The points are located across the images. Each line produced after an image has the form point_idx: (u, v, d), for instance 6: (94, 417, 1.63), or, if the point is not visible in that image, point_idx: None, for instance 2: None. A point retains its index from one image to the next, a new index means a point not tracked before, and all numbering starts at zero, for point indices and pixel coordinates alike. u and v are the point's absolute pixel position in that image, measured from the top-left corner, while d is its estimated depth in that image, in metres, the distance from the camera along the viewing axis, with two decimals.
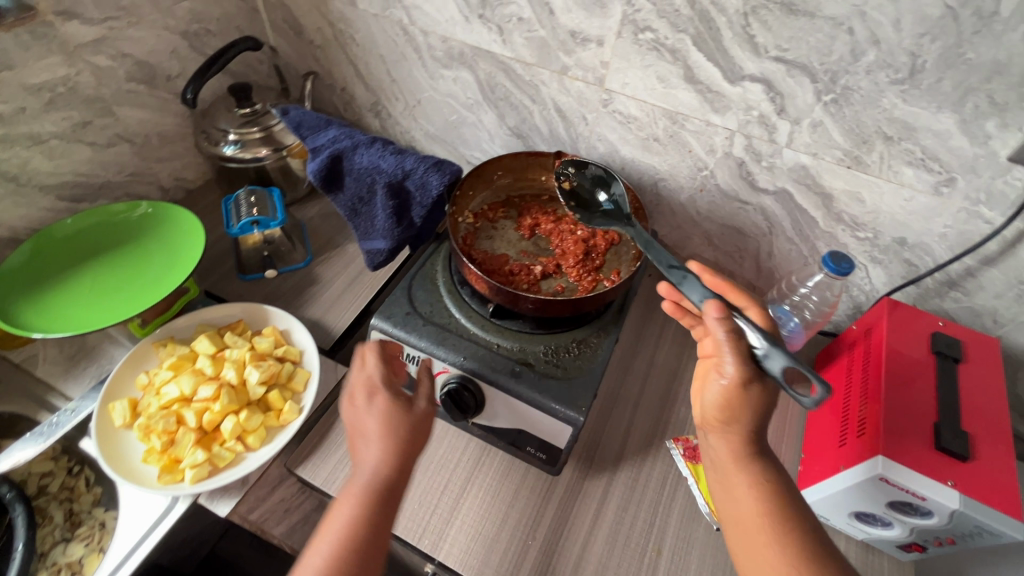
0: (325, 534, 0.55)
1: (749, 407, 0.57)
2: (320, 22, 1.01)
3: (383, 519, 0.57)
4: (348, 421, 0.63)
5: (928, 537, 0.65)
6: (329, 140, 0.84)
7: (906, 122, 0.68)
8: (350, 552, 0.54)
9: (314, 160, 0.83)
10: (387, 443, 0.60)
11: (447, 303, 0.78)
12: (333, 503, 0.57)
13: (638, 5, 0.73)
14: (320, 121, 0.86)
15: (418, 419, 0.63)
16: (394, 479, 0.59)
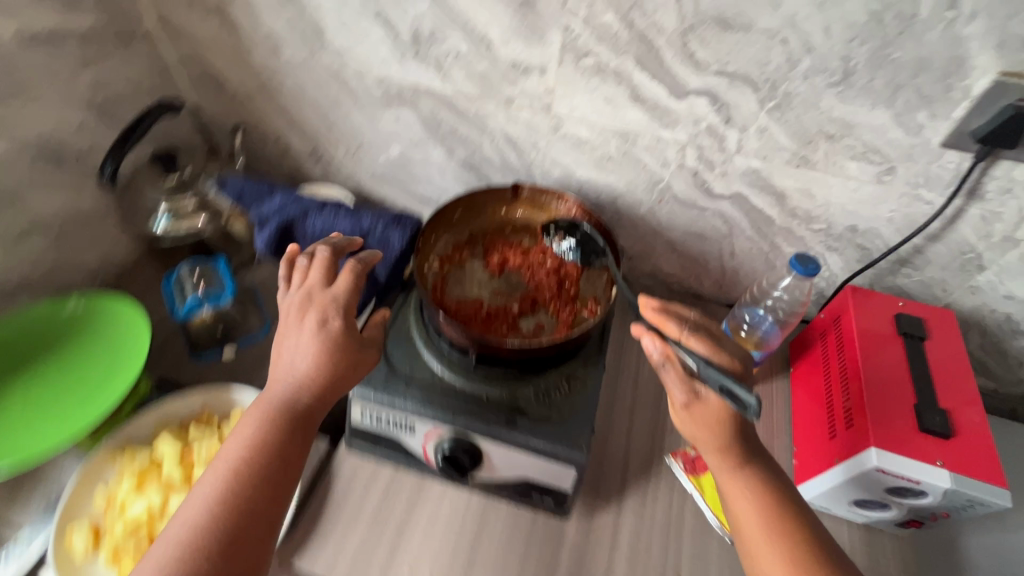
0: (241, 429, 0.62)
1: (710, 423, 0.63)
2: (242, 74, 0.94)
3: (286, 436, 0.62)
4: (282, 313, 0.68)
5: (924, 514, 0.68)
6: (276, 209, 0.86)
7: (846, 120, 0.70)
8: (249, 462, 0.59)
9: (264, 230, 0.85)
10: (310, 360, 0.64)
11: (426, 359, 0.75)
12: (249, 407, 0.63)
13: (576, 32, 0.72)
14: (264, 192, 0.90)
15: (345, 343, 0.66)
16: (307, 397, 0.63)
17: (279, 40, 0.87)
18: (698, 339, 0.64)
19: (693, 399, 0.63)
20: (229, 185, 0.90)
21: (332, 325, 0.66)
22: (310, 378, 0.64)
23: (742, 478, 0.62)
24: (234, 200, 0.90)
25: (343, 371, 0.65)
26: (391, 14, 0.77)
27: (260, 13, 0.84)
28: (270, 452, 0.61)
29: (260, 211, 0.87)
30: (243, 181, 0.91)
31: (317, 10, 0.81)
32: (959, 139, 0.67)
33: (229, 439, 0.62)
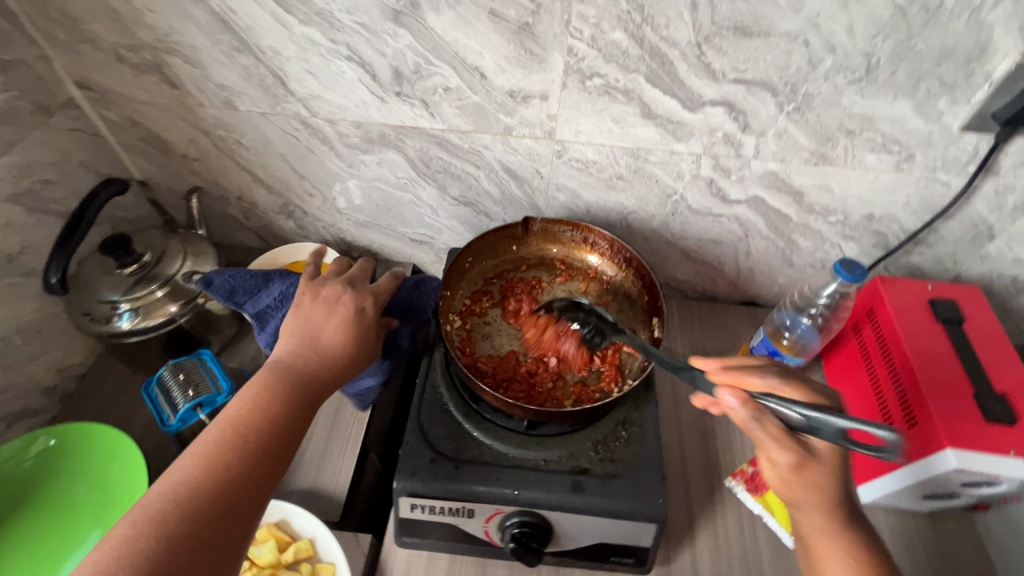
0: (249, 389, 0.58)
1: (814, 483, 0.55)
2: (191, 133, 0.82)
3: (299, 412, 0.58)
4: (305, 292, 0.68)
5: (993, 499, 0.68)
6: (275, 301, 0.72)
7: (867, 115, 0.68)
8: (259, 422, 0.55)
9: (269, 333, 0.71)
10: (336, 336, 0.64)
11: (471, 431, 0.70)
12: (259, 370, 0.60)
13: (581, 54, 0.65)
14: (257, 281, 0.73)
15: (371, 330, 0.67)
16: (325, 375, 0.62)
17: (233, 92, 0.75)
18: (787, 387, 0.56)
19: (797, 459, 0.54)
20: (216, 282, 0.71)
21: (364, 307, 0.68)
22: (332, 358, 0.63)
23: (846, 549, 0.56)
24: (221, 296, 0.72)
25: (362, 353, 0.65)
26: (366, 53, 0.68)
27: (207, 66, 0.73)
28: (282, 426, 0.56)
29: (257, 308, 0.71)
30: (229, 273, 0.72)
31: (277, 56, 0.70)
32: (980, 122, 0.66)
33: (235, 398, 0.57)
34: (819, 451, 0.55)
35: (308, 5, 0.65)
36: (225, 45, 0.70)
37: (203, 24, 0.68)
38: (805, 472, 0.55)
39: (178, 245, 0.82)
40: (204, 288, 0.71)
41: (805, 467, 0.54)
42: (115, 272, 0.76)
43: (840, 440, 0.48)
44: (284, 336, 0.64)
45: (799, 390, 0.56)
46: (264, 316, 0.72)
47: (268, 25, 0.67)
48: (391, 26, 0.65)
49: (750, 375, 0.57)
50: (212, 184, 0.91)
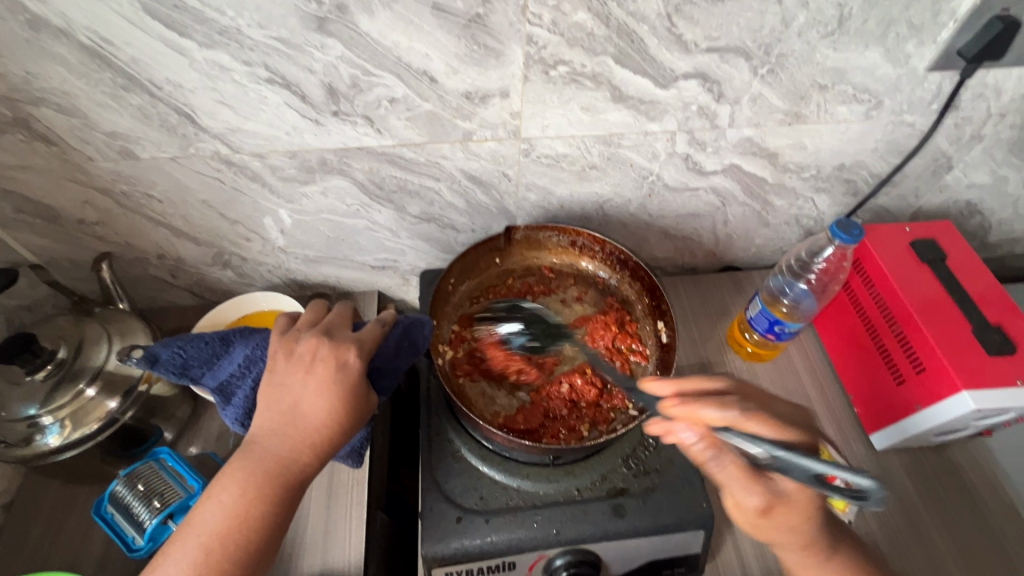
0: (219, 490, 0.50)
1: (795, 520, 0.51)
2: (85, 194, 0.68)
3: (277, 511, 0.50)
4: (278, 352, 0.55)
5: (997, 425, 0.70)
6: (240, 369, 0.58)
7: (838, 68, 0.66)
8: (229, 535, 0.48)
9: (234, 408, 0.57)
10: (317, 410, 0.52)
11: (492, 475, 0.64)
12: (228, 464, 0.50)
13: (541, 42, 0.58)
14: (215, 347, 0.59)
15: (359, 388, 0.54)
16: (307, 460, 0.51)
17: (131, 139, 0.62)
18: (756, 422, 0.48)
19: (767, 497, 0.50)
20: (163, 358, 0.57)
21: (347, 363, 0.54)
22: (313, 438, 0.52)
23: (830, 572, 0.54)
24: (172, 373, 0.58)
25: (349, 419, 0.53)
26: (291, 72, 0.58)
27: (91, 113, 0.59)
28: (258, 533, 0.49)
29: (219, 380, 0.58)
30: (178, 343, 0.58)
31: (179, 89, 0.58)
32: (946, 60, 0.66)
33: (204, 501, 0.49)
34: (789, 493, 0.50)
35: (208, 24, 0.53)
36: (108, 84, 0.57)
37: (76, 63, 0.55)
38: (775, 511, 0.51)
39: (97, 327, 0.69)
40: (150, 367, 0.57)
41: (771, 507, 0.50)
42: (25, 380, 0.63)
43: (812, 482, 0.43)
44: (259, 411, 0.53)
45: (767, 424, 0.48)
46: (228, 387, 0.58)
47: (162, 55, 0.55)
48: (318, 37, 0.55)
49: (705, 409, 0.48)
50: (123, 247, 0.76)
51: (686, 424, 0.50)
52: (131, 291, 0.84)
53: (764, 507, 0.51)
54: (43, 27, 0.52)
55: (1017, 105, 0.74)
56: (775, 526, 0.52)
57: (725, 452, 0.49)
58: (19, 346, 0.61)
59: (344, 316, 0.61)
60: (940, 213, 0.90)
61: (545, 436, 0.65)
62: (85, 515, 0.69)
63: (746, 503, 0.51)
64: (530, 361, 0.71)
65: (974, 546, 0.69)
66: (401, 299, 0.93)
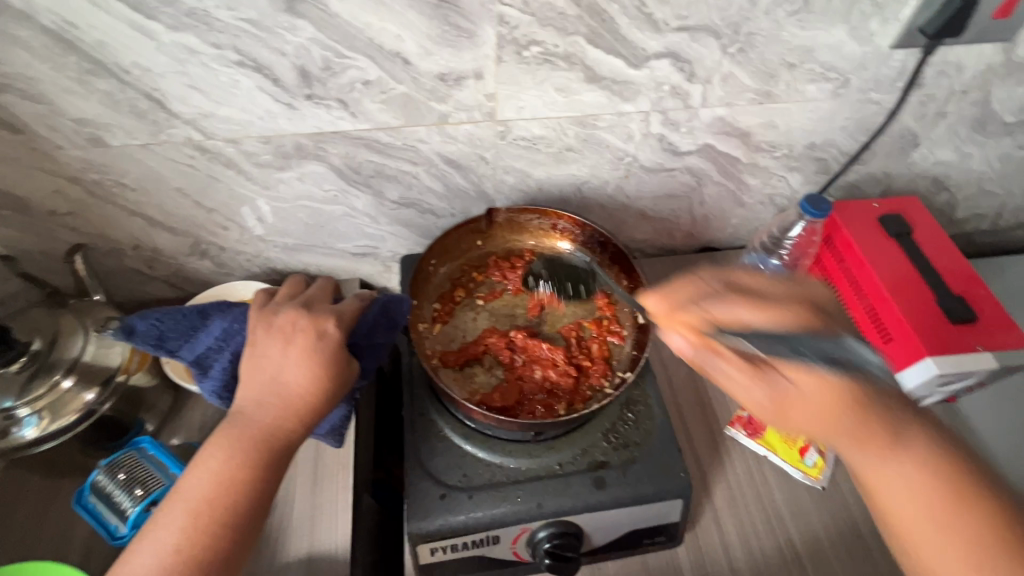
0: (205, 457, 0.50)
1: (829, 409, 0.48)
2: (55, 184, 0.67)
3: (263, 477, 0.50)
4: (258, 326, 0.56)
5: (961, 390, 0.73)
6: (218, 342, 0.58)
7: (806, 47, 0.67)
8: (217, 500, 0.48)
9: (212, 380, 0.56)
10: (300, 377, 0.53)
11: (475, 452, 0.64)
12: (214, 432, 0.51)
13: (513, 22, 0.58)
14: (193, 320, 0.58)
15: (338, 357, 0.55)
16: (291, 426, 0.52)
17: (100, 126, 0.62)
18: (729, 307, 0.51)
19: (778, 390, 0.49)
20: (140, 329, 0.57)
21: (327, 332, 0.56)
22: (297, 405, 0.52)
23: (893, 467, 0.48)
24: (149, 345, 0.57)
25: (328, 388, 0.54)
26: (262, 55, 0.57)
27: (57, 99, 0.58)
28: (247, 497, 0.49)
29: (196, 353, 0.57)
30: (156, 315, 0.58)
31: (148, 73, 0.57)
32: (908, 38, 0.67)
33: (191, 470, 0.49)
34: (799, 385, 0.49)
35: (174, 5, 0.52)
36: (73, 69, 0.56)
37: (39, 47, 0.54)
38: (791, 407, 0.49)
39: (72, 319, 0.68)
40: (127, 339, 0.56)
41: (774, 396, 0.49)
42: None
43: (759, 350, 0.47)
44: (242, 383, 0.54)
45: (743, 305, 0.51)
46: (207, 360, 0.57)
47: (129, 38, 0.54)
48: (287, 18, 0.55)
49: (685, 309, 0.52)
50: (97, 238, 0.75)
51: (675, 331, 0.52)
52: (107, 283, 0.83)
53: (777, 405, 0.49)
54: (3, 9, 0.51)
55: (978, 81, 0.76)
56: (798, 405, 0.49)
57: (716, 352, 0.49)
58: None
59: (325, 291, 0.62)
60: (908, 190, 0.92)
61: (521, 414, 0.66)
62: (67, 507, 0.69)
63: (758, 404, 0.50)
64: (506, 342, 0.71)
65: None
66: (384, 286, 0.93)
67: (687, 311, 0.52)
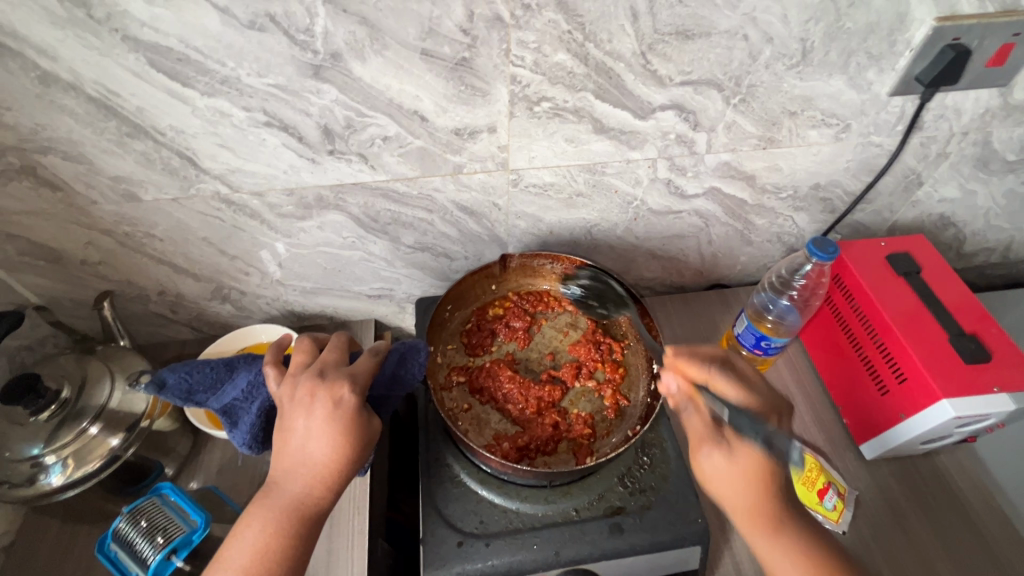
0: (242, 528, 0.52)
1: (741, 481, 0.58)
2: (88, 236, 0.70)
3: (297, 546, 0.52)
4: (281, 396, 0.56)
5: (982, 429, 0.71)
6: (244, 394, 0.60)
7: (806, 96, 0.70)
8: (253, 571, 0.50)
9: (242, 431, 0.59)
10: (323, 448, 0.53)
11: (491, 498, 0.65)
12: (252, 503, 0.53)
13: (524, 81, 0.62)
14: (219, 373, 0.61)
15: (359, 420, 0.55)
16: (321, 494, 0.54)
17: (134, 182, 0.65)
18: (725, 380, 0.61)
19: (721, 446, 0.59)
20: (170, 382, 0.59)
21: (343, 399, 0.55)
22: (322, 474, 0.53)
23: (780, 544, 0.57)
24: (177, 398, 0.59)
25: (355, 453, 0.55)
26: (289, 116, 0.61)
27: (95, 159, 0.62)
28: (281, 567, 0.51)
29: (223, 403, 0.60)
30: (184, 368, 0.60)
31: (181, 134, 0.61)
32: (906, 86, 0.70)
33: (230, 540, 0.52)
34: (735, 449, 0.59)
35: (209, 74, 0.56)
36: (113, 132, 0.60)
37: (83, 114, 0.58)
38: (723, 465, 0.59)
39: (99, 365, 0.70)
40: (160, 394, 0.58)
41: (718, 458, 0.59)
42: (27, 420, 0.64)
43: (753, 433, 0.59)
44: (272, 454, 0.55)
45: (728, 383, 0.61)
46: (233, 410, 0.60)
47: (166, 104, 0.58)
48: (313, 83, 0.58)
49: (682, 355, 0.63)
50: (124, 285, 0.78)
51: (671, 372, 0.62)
52: (131, 327, 0.85)
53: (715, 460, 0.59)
54: (53, 82, 0.55)
55: (978, 124, 0.78)
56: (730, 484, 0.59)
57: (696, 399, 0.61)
58: (23, 387, 0.62)
59: (341, 351, 0.61)
60: (915, 227, 0.93)
61: (536, 461, 0.66)
62: (87, 553, 0.70)
63: (703, 456, 0.60)
64: (519, 386, 0.72)
65: (967, 552, 0.70)
66: (398, 326, 0.94)
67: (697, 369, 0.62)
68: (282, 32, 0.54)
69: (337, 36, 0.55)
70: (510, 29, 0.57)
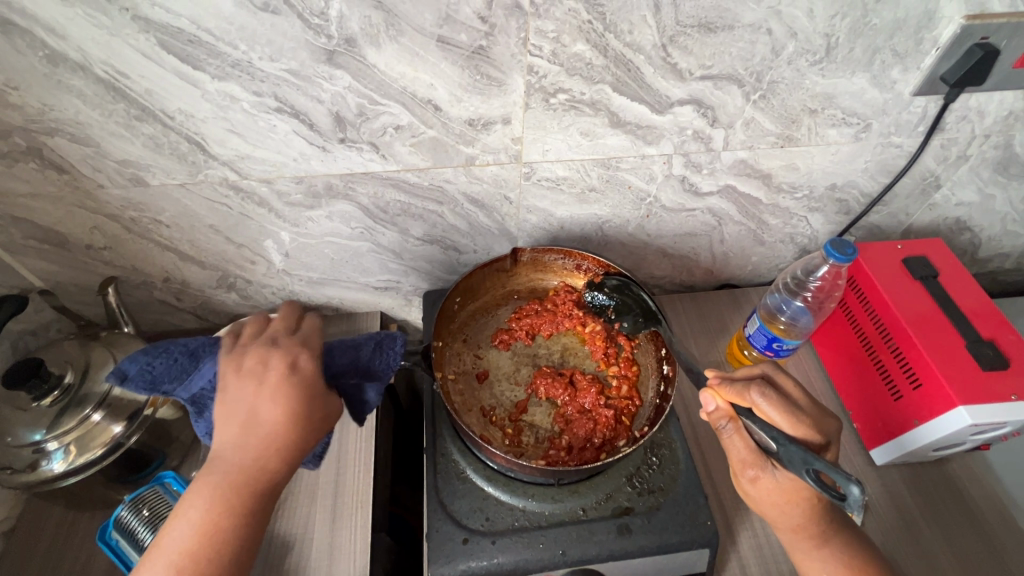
0: (186, 507, 0.50)
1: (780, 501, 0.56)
2: (94, 220, 0.69)
3: (248, 521, 0.51)
4: (228, 365, 0.55)
5: (997, 437, 0.70)
6: (213, 385, 0.56)
7: (827, 93, 0.68)
8: (204, 549, 0.49)
9: (208, 422, 0.58)
10: (274, 416, 0.52)
11: (498, 494, 0.64)
12: (193, 481, 0.51)
13: (541, 71, 0.60)
14: (184, 363, 0.56)
15: (313, 387, 0.55)
16: (271, 468, 0.52)
17: (142, 167, 0.64)
18: (775, 409, 0.54)
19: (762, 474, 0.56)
20: (132, 373, 0.54)
21: (297, 366, 0.55)
22: (275, 444, 0.52)
23: (820, 560, 0.57)
24: (141, 389, 0.55)
25: (312, 421, 0.54)
26: (300, 102, 0.60)
27: (103, 142, 0.61)
28: (230, 544, 0.50)
29: (192, 394, 0.56)
30: (145, 356, 0.55)
31: (190, 119, 0.60)
32: (930, 85, 0.68)
33: (174, 521, 0.50)
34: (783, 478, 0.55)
35: (220, 57, 0.55)
36: (121, 115, 0.59)
37: (91, 95, 0.56)
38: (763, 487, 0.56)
39: (103, 351, 0.69)
40: (119, 383, 0.54)
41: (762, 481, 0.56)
42: (30, 406, 0.63)
43: (804, 471, 0.49)
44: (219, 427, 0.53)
45: (785, 416, 0.54)
46: (202, 400, 0.57)
47: (175, 87, 0.57)
48: (326, 68, 0.57)
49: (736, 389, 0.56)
50: (129, 271, 0.77)
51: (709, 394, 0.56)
52: (136, 314, 0.85)
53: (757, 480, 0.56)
54: (61, 61, 0.53)
55: (1001, 126, 0.76)
56: (768, 501, 0.57)
57: (739, 426, 0.55)
58: (29, 370, 0.61)
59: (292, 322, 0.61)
60: (930, 229, 0.92)
61: (542, 458, 0.66)
62: (88, 540, 0.69)
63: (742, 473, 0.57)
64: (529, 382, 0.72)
65: (974, 554, 0.70)
66: (404, 319, 0.94)
67: (734, 390, 0.56)
68: (296, 15, 0.52)
69: (351, 20, 0.54)
70: (530, 17, 0.56)
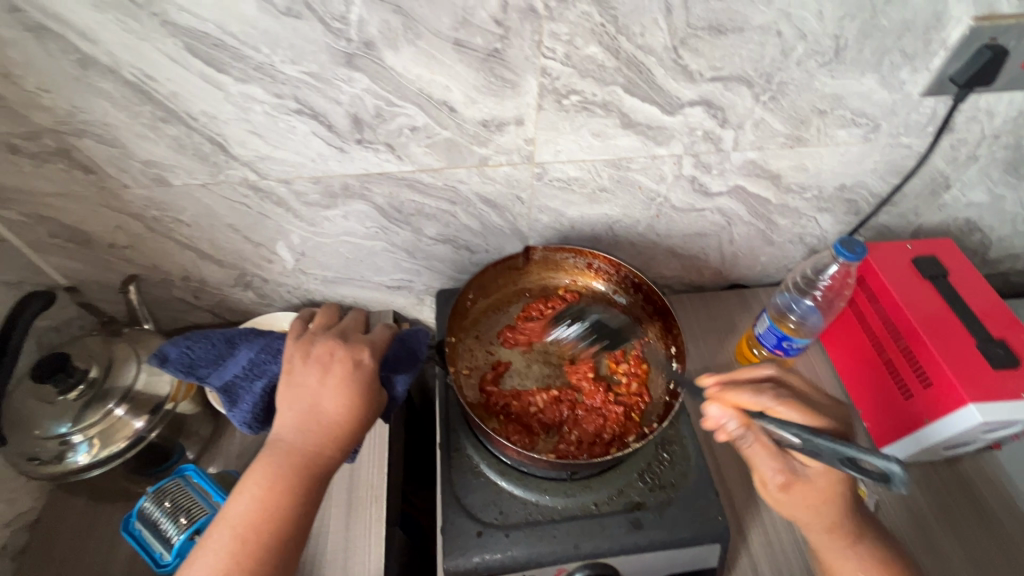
0: (248, 483, 0.52)
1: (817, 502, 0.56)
2: (118, 220, 0.71)
3: (306, 501, 0.52)
4: (295, 352, 0.59)
5: (1008, 435, 0.70)
6: (244, 371, 0.61)
7: (836, 94, 0.69)
8: (261, 525, 0.49)
9: (241, 409, 0.59)
10: (337, 406, 0.55)
11: (511, 489, 0.65)
12: (257, 457, 0.53)
13: (554, 73, 0.62)
14: (220, 349, 0.63)
15: (375, 386, 0.58)
16: (330, 452, 0.54)
17: (165, 167, 0.66)
18: (788, 407, 0.55)
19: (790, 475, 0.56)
20: (172, 356, 0.61)
21: (363, 362, 0.58)
22: (336, 432, 0.55)
23: (854, 560, 0.57)
24: (180, 371, 0.61)
25: (368, 416, 0.57)
26: (319, 104, 0.61)
27: (129, 144, 0.63)
28: (287, 522, 0.51)
29: (224, 380, 0.60)
30: (186, 343, 0.62)
31: (213, 121, 0.61)
32: (939, 86, 0.69)
33: (236, 496, 0.51)
34: (810, 475, 0.56)
35: (244, 60, 0.57)
36: (147, 117, 0.60)
37: (119, 98, 0.58)
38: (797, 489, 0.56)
39: (126, 348, 0.71)
40: (160, 366, 0.60)
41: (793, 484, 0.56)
42: (56, 399, 0.64)
43: (839, 462, 0.48)
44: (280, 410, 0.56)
45: (798, 408, 0.55)
46: (233, 388, 0.60)
47: (199, 90, 0.59)
48: (345, 71, 0.59)
49: (740, 393, 0.57)
50: (149, 270, 0.79)
51: (714, 403, 0.56)
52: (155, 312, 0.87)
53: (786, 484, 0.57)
54: (91, 65, 0.55)
55: (1011, 127, 0.76)
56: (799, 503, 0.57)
57: (755, 431, 0.56)
58: (56, 364, 0.63)
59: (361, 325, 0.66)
60: (940, 229, 0.92)
61: (553, 454, 0.67)
62: (109, 532, 0.71)
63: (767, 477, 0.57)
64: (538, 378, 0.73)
65: (987, 555, 0.70)
66: (416, 318, 0.95)
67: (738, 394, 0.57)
68: (317, 19, 0.54)
69: (371, 24, 0.55)
70: (544, 20, 0.57)
